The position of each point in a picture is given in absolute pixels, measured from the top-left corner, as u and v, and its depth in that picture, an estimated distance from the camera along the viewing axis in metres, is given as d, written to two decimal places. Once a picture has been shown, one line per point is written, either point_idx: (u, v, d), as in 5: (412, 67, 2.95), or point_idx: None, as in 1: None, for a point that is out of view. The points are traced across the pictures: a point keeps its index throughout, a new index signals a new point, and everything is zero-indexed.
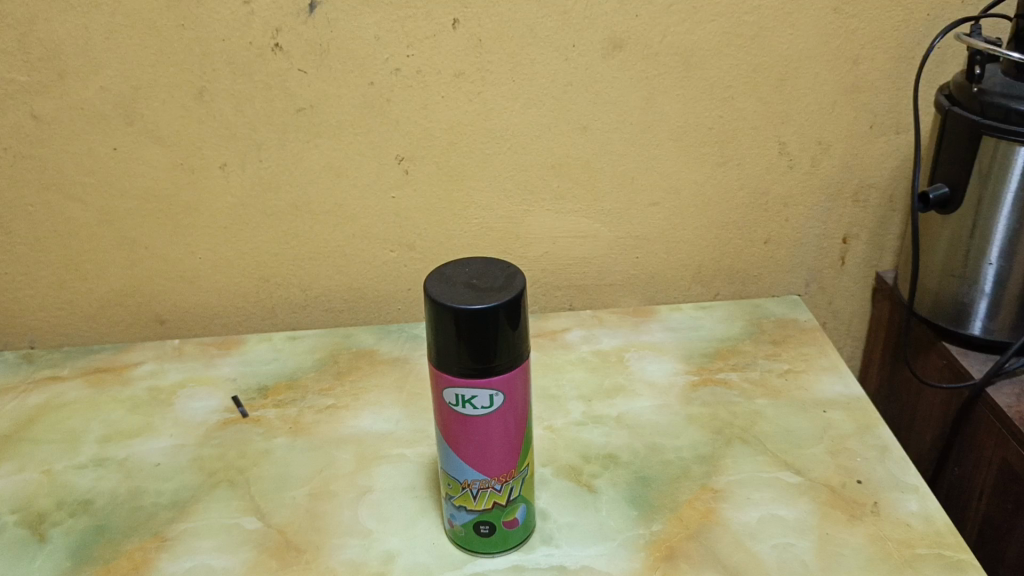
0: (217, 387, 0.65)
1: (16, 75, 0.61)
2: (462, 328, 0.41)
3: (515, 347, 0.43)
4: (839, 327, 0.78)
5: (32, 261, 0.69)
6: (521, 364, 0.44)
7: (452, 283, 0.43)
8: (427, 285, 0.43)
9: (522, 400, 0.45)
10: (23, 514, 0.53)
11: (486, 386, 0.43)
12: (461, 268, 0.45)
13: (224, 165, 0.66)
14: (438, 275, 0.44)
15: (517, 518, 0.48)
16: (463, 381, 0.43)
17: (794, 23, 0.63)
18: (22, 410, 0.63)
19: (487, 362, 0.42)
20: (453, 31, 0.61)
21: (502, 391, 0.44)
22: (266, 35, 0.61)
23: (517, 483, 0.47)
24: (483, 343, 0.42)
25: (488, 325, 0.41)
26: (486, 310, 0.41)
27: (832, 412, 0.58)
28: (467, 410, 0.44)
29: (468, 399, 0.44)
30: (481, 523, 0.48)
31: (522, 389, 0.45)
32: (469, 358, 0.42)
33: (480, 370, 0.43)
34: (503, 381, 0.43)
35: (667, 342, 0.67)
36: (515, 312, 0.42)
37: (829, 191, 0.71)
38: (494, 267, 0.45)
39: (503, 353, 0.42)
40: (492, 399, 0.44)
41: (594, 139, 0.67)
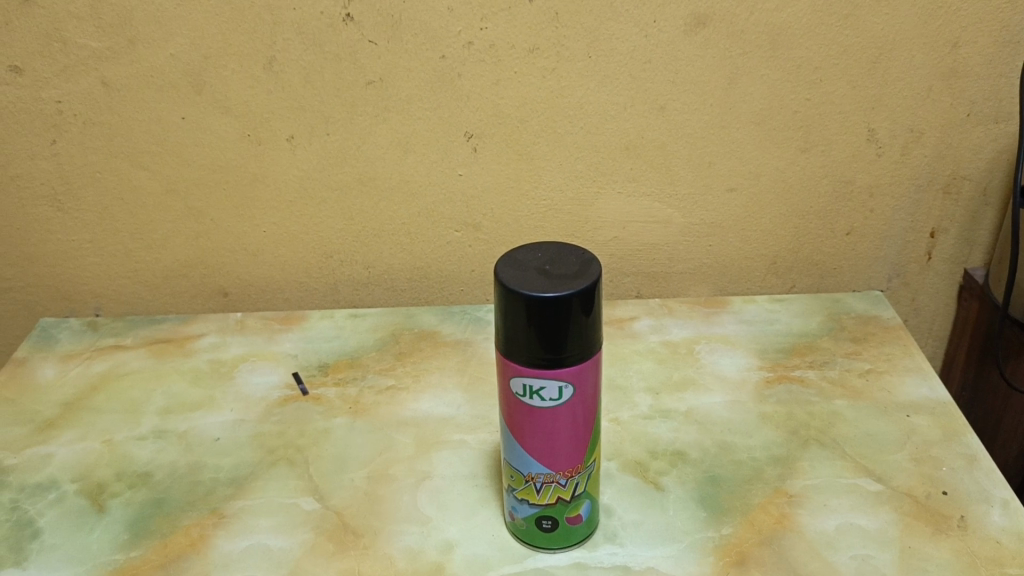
0: (278, 362, 0.64)
1: (87, 40, 0.61)
2: (533, 317, 0.39)
3: (588, 339, 0.41)
4: (921, 325, 0.74)
5: (99, 230, 0.69)
6: (593, 357, 0.42)
7: (524, 268, 0.41)
8: (497, 270, 0.41)
9: (593, 393, 0.43)
10: (84, 484, 0.53)
11: (556, 378, 0.41)
12: (534, 253, 0.43)
13: (291, 137, 0.65)
14: (509, 258, 0.42)
15: (582, 514, 0.46)
16: (532, 372, 0.41)
17: (891, 2, 0.59)
18: (86, 378, 0.64)
19: (558, 353, 0.41)
20: (529, 4, 0.59)
21: (572, 383, 0.42)
22: (337, 5, 0.59)
23: (583, 479, 0.45)
24: (554, 333, 0.40)
25: (561, 315, 0.39)
26: (559, 299, 0.39)
27: (916, 417, 0.55)
28: (534, 401, 0.42)
29: (536, 390, 0.42)
30: (544, 518, 0.46)
31: (593, 382, 0.43)
32: (539, 348, 0.40)
33: (550, 361, 0.41)
34: (573, 373, 0.41)
35: (740, 335, 0.65)
36: (589, 302, 0.40)
37: (919, 182, 0.67)
38: (568, 253, 0.43)
39: (575, 344, 0.40)
40: (561, 392, 0.42)
41: (672, 120, 0.64)
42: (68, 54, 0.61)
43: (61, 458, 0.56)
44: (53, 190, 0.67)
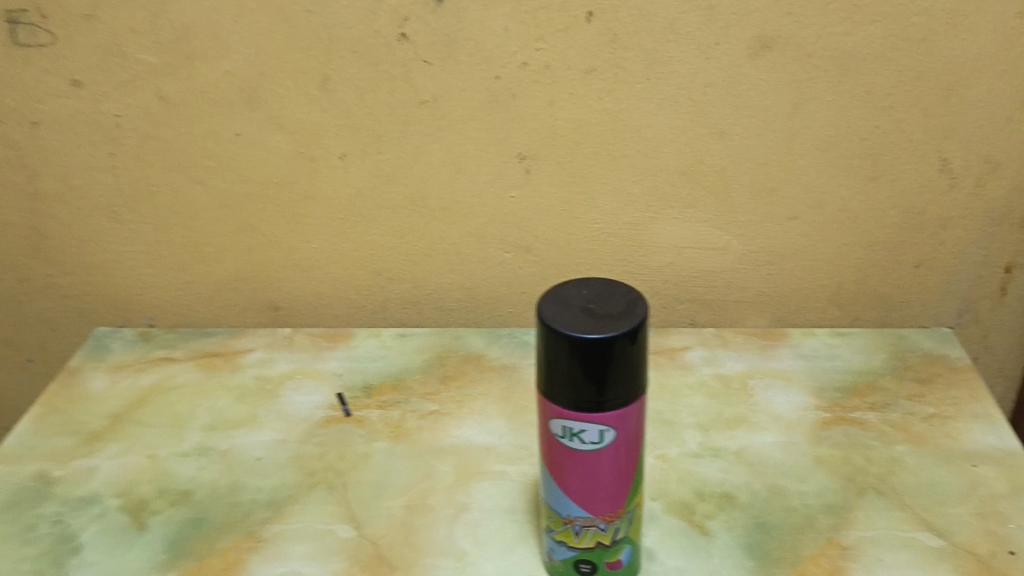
0: (323, 382, 0.64)
1: (146, 56, 0.61)
2: (575, 358, 0.38)
3: (632, 383, 0.39)
4: (992, 364, 0.71)
5: (154, 242, 0.70)
6: (637, 400, 0.40)
7: (567, 306, 0.40)
8: (540, 307, 0.40)
9: (636, 437, 0.42)
10: (126, 499, 0.54)
11: (597, 421, 0.40)
12: (578, 290, 0.41)
13: (344, 155, 0.64)
14: (553, 294, 0.41)
15: (622, 560, 0.45)
16: (572, 414, 0.40)
17: (970, 27, 0.56)
18: (135, 391, 0.64)
19: (601, 396, 0.39)
20: (587, 25, 0.58)
21: (614, 427, 0.40)
22: (393, 23, 0.59)
23: (623, 524, 0.44)
24: (597, 375, 0.38)
25: (604, 357, 0.38)
26: (603, 340, 0.37)
27: (984, 468, 0.52)
28: (574, 444, 0.41)
29: (576, 432, 0.41)
30: (583, 561, 0.44)
31: (637, 426, 0.41)
32: (580, 390, 0.39)
33: (592, 404, 0.39)
34: (616, 417, 0.40)
35: (797, 371, 0.62)
36: (635, 344, 0.38)
37: (994, 215, 0.64)
38: (614, 290, 0.42)
39: (618, 388, 0.39)
40: (602, 435, 0.40)
41: (732, 145, 0.62)
42: (128, 69, 0.62)
43: (106, 472, 0.56)
44: (111, 202, 0.68)
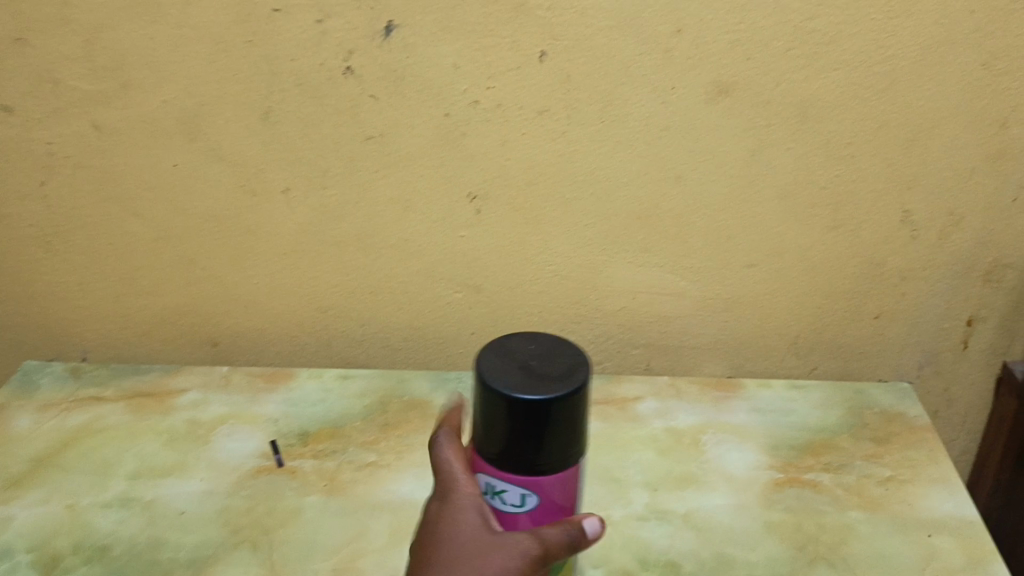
0: (258, 427, 0.61)
1: (79, 82, 0.58)
2: (507, 418, 0.36)
3: (567, 449, 0.37)
4: (953, 417, 0.69)
5: (88, 273, 0.67)
6: (568, 469, 0.38)
7: (508, 360, 0.38)
8: (480, 357, 0.38)
9: (564, 505, 0.39)
10: (38, 555, 0.51)
11: (518, 484, 0.38)
12: (527, 344, 0.39)
13: (287, 189, 0.62)
14: (499, 345, 0.39)
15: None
16: (497, 472, 0.38)
17: (934, 78, 0.55)
18: (60, 432, 0.61)
19: (532, 460, 0.37)
20: (540, 64, 0.56)
21: (536, 493, 0.38)
22: (338, 57, 0.56)
23: None
24: (529, 438, 0.36)
25: (535, 420, 0.36)
26: (535, 402, 0.35)
27: (939, 538, 0.50)
28: (495, 504, 0.39)
29: (498, 492, 0.39)
30: None
31: (566, 493, 0.39)
32: (510, 453, 0.37)
33: (517, 465, 0.37)
34: (540, 483, 0.38)
35: (752, 426, 0.60)
36: (571, 411, 0.36)
37: (956, 268, 0.62)
38: (563, 347, 0.39)
39: (549, 455, 0.37)
40: (524, 499, 0.38)
41: (688, 190, 0.60)
42: (60, 95, 0.59)
43: (20, 523, 0.53)
44: (43, 231, 0.65)
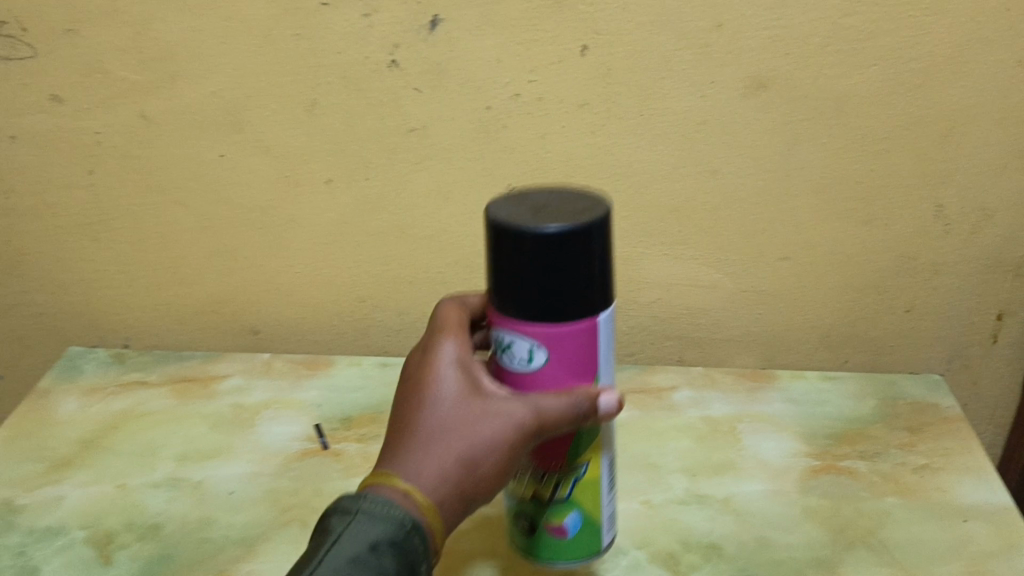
0: (300, 412, 0.62)
1: (128, 73, 0.60)
2: (520, 253, 0.36)
3: (583, 291, 0.37)
4: (981, 411, 0.70)
5: (131, 261, 0.68)
6: (577, 325, 0.38)
7: (522, 205, 0.38)
8: (493, 206, 0.39)
9: (578, 370, 0.40)
10: (92, 532, 0.52)
11: (526, 336, 0.38)
12: (542, 195, 0.40)
13: (329, 180, 0.63)
14: (514, 198, 0.39)
15: (564, 527, 0.43)
16: (505, 324, 0.39)
17: (969, 74, 0.56)
18: (106, 415, 0.62)
19: (541, 305, 0.37)
20: (581, 58, 0.57)
21: (543, 346, 0.38)
22: (383, 50, 0.57)
23: (565, 480, 0.42)
24: (542, 274, 0.36)
25: (549, 253, 0.36)
26: (550, 233, 0.36)
27: (973, 523, 0.51)
28: (509, 362, 0.40)
29: (509, 348, 0.39)
30: (521, 518, 0.44)
31: (579, 359, 0.39)
32: (520, 299, 0.38)
33: (527, 314, 0.38)
34: (544, 336, 0.38)
35: (787, 416, 0.61)
36: (583, 240, 0.36)
37: (987, 262, 0.63)
38: (581, 197, 0.39)
39: (558, 297, 0.37)
40: (532, 353, 0.39)
41: (725, 183, 0.61)
42: (109, 85, 0.60)
43: (73, 502, 0.54)
44: (88, 219, 0.66)
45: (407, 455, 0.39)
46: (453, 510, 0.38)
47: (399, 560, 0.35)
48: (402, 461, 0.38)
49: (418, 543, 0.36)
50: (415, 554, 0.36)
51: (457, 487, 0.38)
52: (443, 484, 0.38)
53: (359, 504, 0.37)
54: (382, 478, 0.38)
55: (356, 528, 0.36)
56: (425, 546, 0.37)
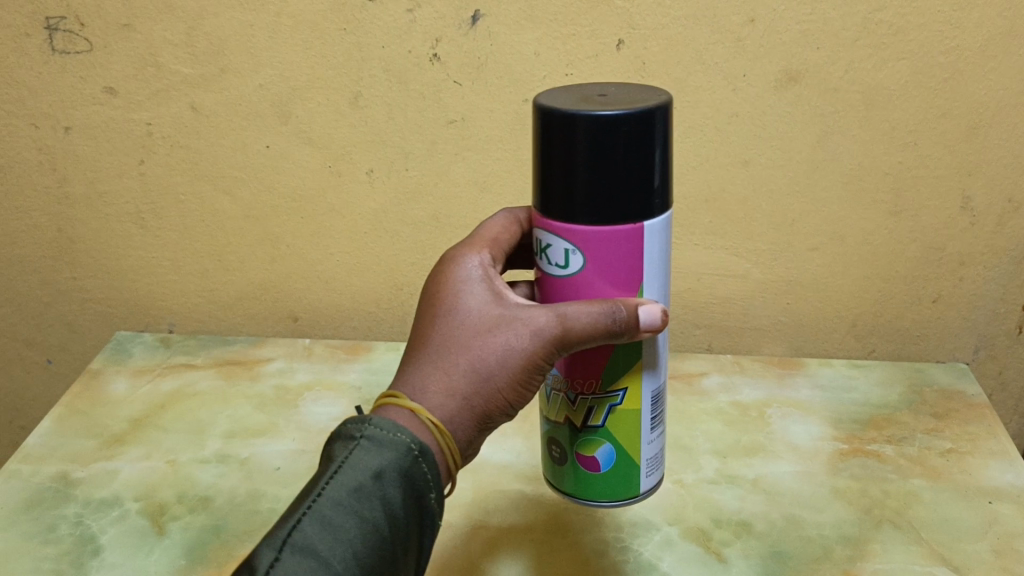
0: (342, 393, 0.65)
1: (180, 66, 0.62)
2: (568, 139, 0.37)
3: (633, 191, 0.37)
4: (1007, 401, 0.71)
5: (179, 249, 0.70)
6: (620, 227, 0.38)
7: (575, 96, 0.38)
8: (545, 95, 0.39)
9: (618, 277, 0.40)
10: (146, 503, 0.54)
11: (563, 238, 0.39)
12: (597, 91, 0.40)
13: (370, 170, 0.65)
14: (566, 91, 0.40)
15: (597, 459, 0.45)
16: (546, 224, 0.40)
17: (997, 67, 0.57)
18: (155, 396, 0.65)
19: (584, 199, 0.37)
20: (617, 52, 0.59)
21: (579, 250, 0.39)
22: (425, 44, 0.59)
23: (598, 407, 0.44)
24: (589, 162, 0.36)
25: (598, 141, 0.36)
26: (602, 119, 0.36)
27: (999, 504, 0.52)
28: (550, 266, 0.41)
29: (549, 251, 0.40)
30: (556, 446, 0.46)
31: (618, 264, 0.39)
32: (568, 199, 0.38)
33: (568, 210, 0.38)
34: (582, 239, 0.39)
35: (815, 402, 0.63)
36: (636, 137, 0.36)
37: (1013, 254, 0.64)
38: (642, 92, 0.39)
39: (606, 197, 0.37)
40: (569, 257, 0.40)
41: (756, 174, 0.62)
42: (161, 78, 0.62)
43: (126, 475, 0.57)
44: (138, 208, 0.69)
45: (416, 372, 0.40)
46: (463, 426, 0.40)
47: (402, 485, 0.37)
48: (412, 378, 0.40)
49: (421, 467, 0.38)
50: (418, 478, 0.38)
51: (463, 403, 0.40)
52: (449, 400, 0.39)
53: (363, 429, 0.38)
54: (389, 397, 0.40)
55: (359, 456, 0.37)
56: (428, 470, 0.38)
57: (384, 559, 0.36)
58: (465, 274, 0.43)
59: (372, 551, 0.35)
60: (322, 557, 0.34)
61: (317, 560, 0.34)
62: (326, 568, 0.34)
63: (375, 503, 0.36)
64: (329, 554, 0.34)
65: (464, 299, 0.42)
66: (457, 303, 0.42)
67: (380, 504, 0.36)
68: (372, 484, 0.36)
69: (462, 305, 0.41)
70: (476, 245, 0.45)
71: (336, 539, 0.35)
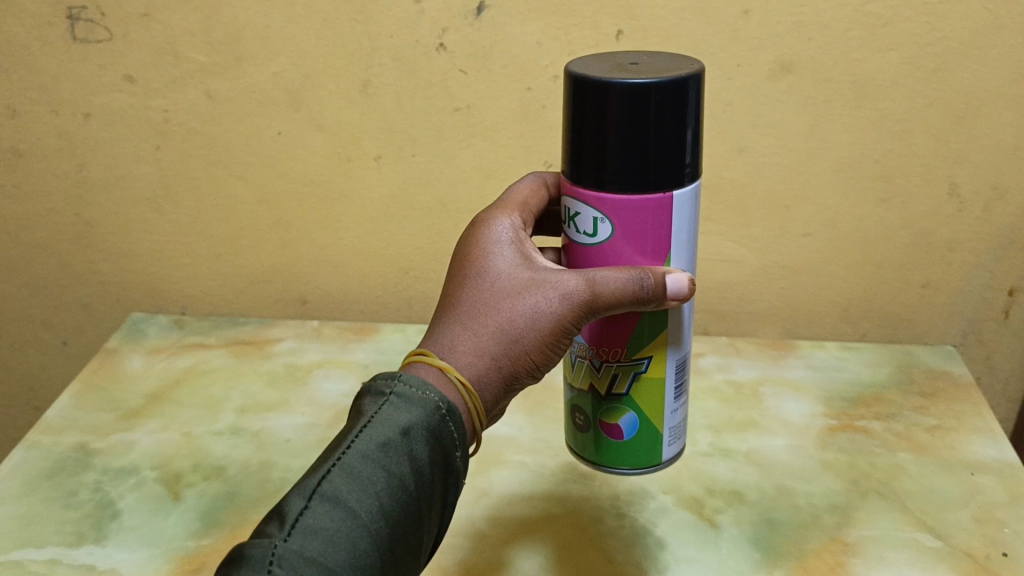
0: (351, 371, 0.68)
1: (197, 55, 0.64)
2: (602, 107, 0.39)
3: (664, 158, 0.40)
4: (994, 384, 0.73)
5: (192, 233, 0.73)
6: (649, 196, 0.40)
7: (608, 66, 0.41)
8: (578, 65, 0.41)
9: (645, 246, 0.42)
10: (162, 472, 0.57)
11: (593, 207, 0.42)
12: (628, 61, 0.42)
13: (379, 157, 0.67)
14: (599, 61, 0.42)
15: (621, 427, 0.47)
16: (577, 194, 0.42)
17: (982, 58, 0.59)
18: (170, 373, 0.68)
19: (615, 168, 0.40)
20: (617, 42, 0.61)
21: (608, 218, 0.42)
22: (433, 34, 0.62)
23: (623, 376, 0.46)
24: (622, 130, 0.39)
25: (632, 108, 0.38)
26: (636, 87, 0.38)
27: (981, 477, 0.54)
28: (579, 236, 0.44)
29: (579, 221, 0.43)
30: (580, 414, 0.48)
31: (645, 233, 0.42)
32: (599, 166, 0.40)
33: (599, 178, 0.40)
34: (612, 207, 0.41)
35: (808, 381, 0.65)
36: (670, 105, 0.38)
37: (1001, 240, 0.66)
38: (673, 62, 0.41)
39: (636, 164, 0.39)
40: (598, 226, 0.42)
41: (751, 162, 0.64)
42: (178, 66, 0.65)
43: (143, 446, 0.59)
44: (154, 193, 0.71)
45: (446, 334, 0.42)
46: (489, 386, 0.42)
47: (428, 443, 0.38)
48: (441, 339, 0.42)
49: (448, 425, 0.39)
50: (444, 436, 0.39)
51: (491, 364, 0.42)
52: (478, 360, 0.41)
53: (393, 386, 0.40)
54: (418, 356, 0.42)
55: (387, 412, 0.38)
56: (454, 428, 0.39)
57: (410, 515, 0.36)
58: (493, 243, 0.45)
59: (398, 506, 0.36)
60: (350, 507, 0.34)
61: (345, 509, 0.34)
62: (354, 518, 0.34)
63: (402, 458, 0.37)
64: (357, 505, 0.34)
65: (492, 266, 0.44)
66: (486, 270, 0.44)
67: (408, 459, 0.37)
68: (400, 439, 0.37)
69: (490, 273, 0.44)
70: (504, 212, 0.47)
71: (363, 491, 0.35)
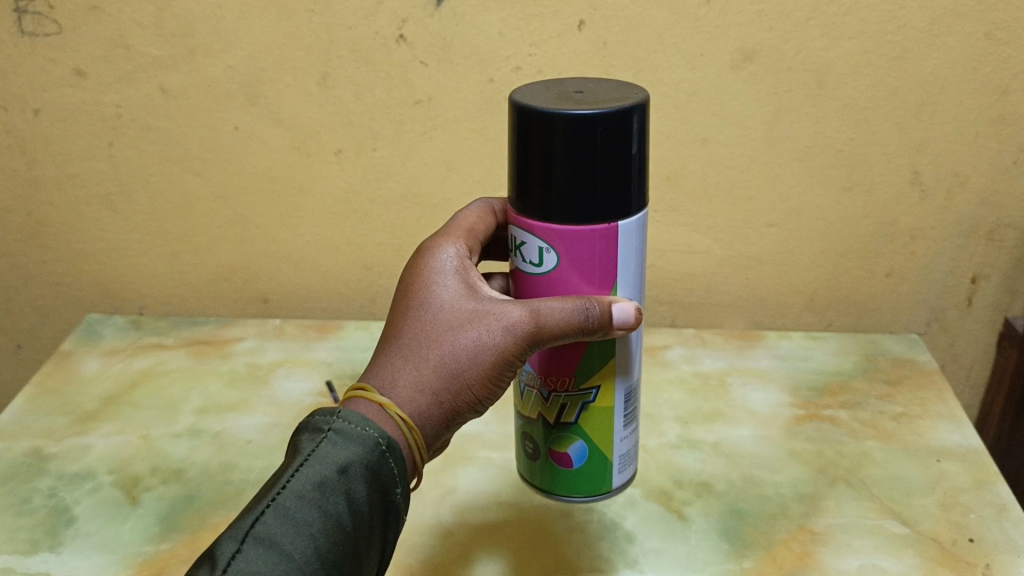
0: (313, 369, 0.67)
1: (149, 48, 0.62)
2: (549, 137, 0.38)
3: (613, 187, 0.39)
4: (958, 371, 0.73)
5: (148, 232, 0.71)
6: (595, 226, 0.40)
7: (554, 95, 0.40)
8: (523, 95, 0.40)
9: (592, 274, 0.42)
10: (119, 476, 0.55)
11: (538, 236, 0.41)
12: (573, 89, 0.41)
13: (339, 151, 0.66)
14: (543, 90, 0.41)
15: (571, 455, 0.47)
16: (523, 223, 0.41)
17: (942, 46, 0.59)
18: (127, 375, 0.67)
19: (563, 199, 0.39)
20: (578, 32, 0.60)
21: (553, 247, 0.41)
22: (392, 25, 0.61)
23: (572, 405, 0.46)
24: (571, 160, 0.38)
25: (580, 139, 0.38)
26: (584, 118, 0.37)
27: (946, 463, 0.55)
28: (526, 264, 0.43)
29: (525, 249, 0.42)
30: (530, 442, 0.48)
31: (592, 263, 0.41)
32: (545, 196, 0.40)
33: (546, 209, 0.40)
34: (558, 237, 0.40)
35: (773, 370, 0.66)
36: (616, 138, 0.38)
37: (962, 228, 0.66)
38: (620, 91, 0.41)
39: (584, 193, 0.39)
40: (543, 255, 0.42)
41: (714, 152, 0.64)
42: (130, 60, 0.63)
43: (99, 450, 0.58)
44: (107, 190, 0.69)
45: (386, 368, 0.41)
46: (431, 421, 0.41)
47: (368, 480, 0.37)
48: (381, 373, 0.41)
49: (387, 461, 0.38)
50: (384, 474, 0.38)
51: (433, 398, 0.41)
52: (419, 395, 0.40)
53: (331, 422, 0.38)
54: (359, 390, 0.40)
55: (325, 449, 0.37)
56: (395, 465, 0.38)
57: (347, 556, 0.35)
58: (437, 272, 0.44)
59: (335, 546, 0.35)
60: (284, 550, 0.33)
61: (280, 552, 0.33)
62: (288, 562, 0.33)
63: (340, 498, 0.36)
64: (291, 548, 0.34)
65: (436, 295, 0.43)
66: (429, 300, 0.43)
67: (345, 499, 0.36)
68: (337, 477, 0.36)
69: (433, 303, 0.43)
70: (450, 238, 0.46)
71: (299, 533, 0.34)
